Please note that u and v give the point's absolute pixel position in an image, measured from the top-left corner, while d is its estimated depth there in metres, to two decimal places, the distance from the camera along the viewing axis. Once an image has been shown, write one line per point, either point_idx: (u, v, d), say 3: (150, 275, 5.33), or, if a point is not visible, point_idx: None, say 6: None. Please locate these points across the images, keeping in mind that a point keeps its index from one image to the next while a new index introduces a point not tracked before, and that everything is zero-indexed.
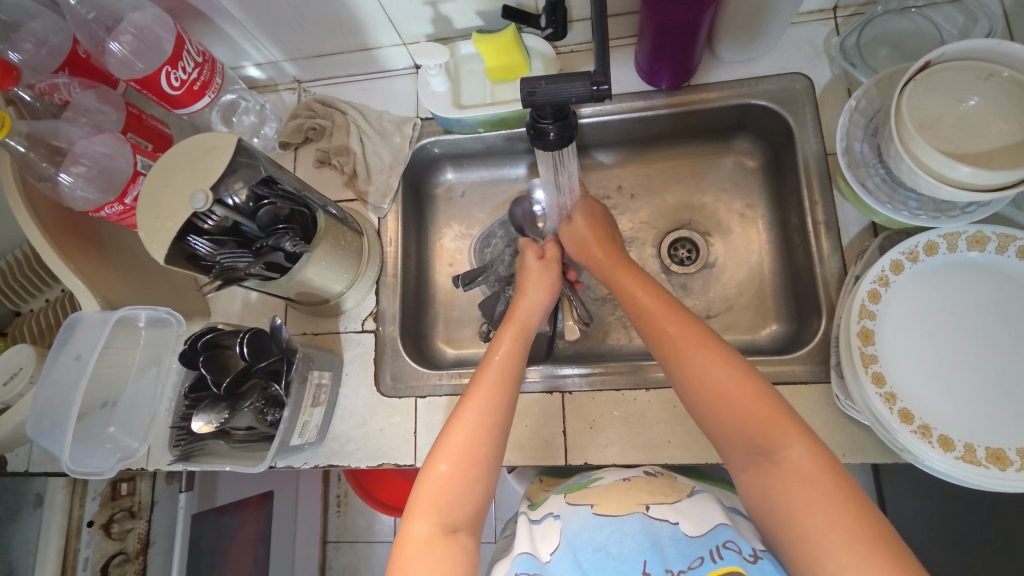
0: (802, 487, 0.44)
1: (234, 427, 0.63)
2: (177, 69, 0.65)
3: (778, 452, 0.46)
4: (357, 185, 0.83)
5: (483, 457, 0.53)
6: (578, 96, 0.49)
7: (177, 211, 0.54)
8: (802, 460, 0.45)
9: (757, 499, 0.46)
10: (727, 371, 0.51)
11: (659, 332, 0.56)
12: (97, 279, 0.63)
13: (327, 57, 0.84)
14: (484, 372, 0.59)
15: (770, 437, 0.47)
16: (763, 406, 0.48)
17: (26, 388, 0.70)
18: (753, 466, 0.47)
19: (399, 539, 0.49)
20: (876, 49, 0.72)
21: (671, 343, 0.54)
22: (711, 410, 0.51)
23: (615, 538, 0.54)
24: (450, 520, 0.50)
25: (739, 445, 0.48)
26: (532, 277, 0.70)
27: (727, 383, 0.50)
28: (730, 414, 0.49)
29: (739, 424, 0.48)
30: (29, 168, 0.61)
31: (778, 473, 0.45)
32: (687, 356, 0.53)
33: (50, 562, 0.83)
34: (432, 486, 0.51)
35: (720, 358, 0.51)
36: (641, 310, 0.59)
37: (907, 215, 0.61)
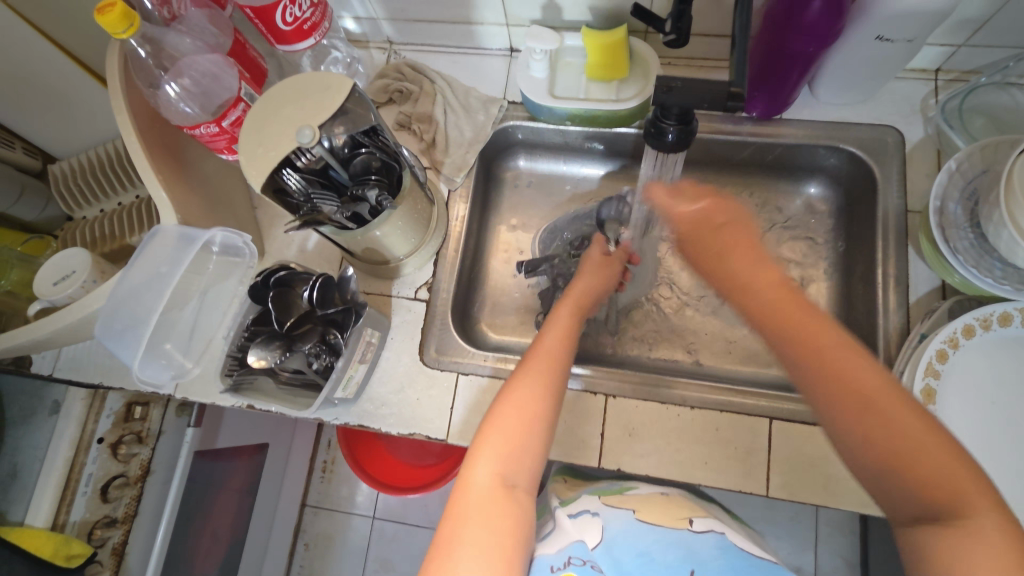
0: (990, 558, 0.38)
1: (282, 368, 0.63)
2: (293, 5, 0.65)
3: (967, 518, 0.39)
4: (434, 154, 0.83)
5: (543, 414, 0.51)
6: (710, 101, 0.50)
7: (281, 142, 0.54)
8: (995, 533, 0.39)
9: (928, 563, 0.40)
10: (907, 415, 0.43)
11: (830, 373, 0.45)
12: (179, 193, 0.63)
13: (427, 24, 0.84)
14: (537, 349, 0.56)
15: (953, 501, 0.40)
16: (947, 466, 0.41)
17: (77, 292, 0.69)
18: (926, 533, 0.41)
19: (461, 484, 0.48)
20: (975, 117, 0.73)
21: (834, 381, 0.45)
22: (881, 463, 0.43)
23: (658, 546, 0.54)
24: (510, 475, 0.49)
25: (910, 501, 0.42)
26: (591, 264, 0.68)
27: (907, 433, 0.42)
28: (907, 472, 0.42)
29: (917, 481, 0.41)
30: (141, 71, 0.62)
31: (961, 541, 0.39)
32: (854, 403, 0.44)
33: (56, 470, 0.82)
34: (498, 435, 0.50)
35: (899, 402, 0.43)
36: (806, 336, 0.46)
37: (990, 281, 0.60)
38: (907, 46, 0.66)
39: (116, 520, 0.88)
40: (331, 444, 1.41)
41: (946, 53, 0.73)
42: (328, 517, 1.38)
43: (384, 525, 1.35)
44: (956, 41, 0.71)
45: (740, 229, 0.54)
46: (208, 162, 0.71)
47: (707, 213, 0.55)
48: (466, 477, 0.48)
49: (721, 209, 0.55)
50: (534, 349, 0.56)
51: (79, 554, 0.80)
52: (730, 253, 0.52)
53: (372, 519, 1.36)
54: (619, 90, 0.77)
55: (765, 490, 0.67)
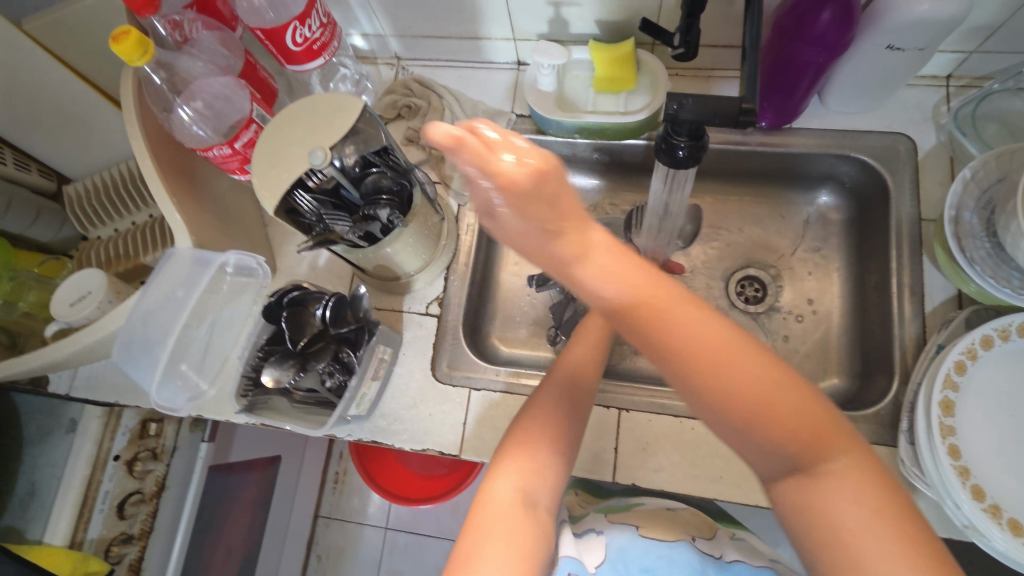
0: (856, 504, 0.39)
1: (296, 388, 0.63)
2: (303, 26, 0.65)
3: (825, 463, 0.40)
4: (443, 169, 0.83)
5: (564, 435, 0.54)
6: (723, 116, 0.49)
7: (294, 164, 0.55)
8: (848, 473, 0.40)
9: (796, 510, 0.41)
10: (762, 371, 0.39)
11: (692, 352, 0.38)
12: (192, 215, 0.63)
13: (435, 40, 0.84)
14: (559, 367, 0.59)
15: (811, 451, 0.40)
16: (807, 415, 0.40)
17: (94, 313, 0.70)
18: (789, 483, 0.41)
19: (480, 501, 0.48)
20: (989, 124, 0.72)
21: (685, 353, 0.38)
22: (749, 432, 0.40)
23: (663, 563, 0.55)
24: (530, 490, 0.49)
25: (771, 456, 0.41)
26: None
27: (765, 390, 0.39)
28: (774, 435, 0.39)
29: (780, 438, 0.40)
30: (156, 97, 0.64)
31: (824, 489, 0.40)
32: (709, 372, 0.38)
33: (73, 489, 0.82)
34: (522, 448, 0.52)
35: (756, 358, 0.39)
36: (661, 313, 0.38)
37: (1008, 291, 0.60)
38: (918, 54, 0.66)
39: (132, 536, 0.88)
40: (342, 455, 1.41)
41: (957, 60, 0.73)
42: (340, 529, 1.38)
43: (396, 536, 1.35)
44: (968, 48, 0.71)
45: (564, 198, 0.40)
46: (219, 182, 0.71)
47: (537, 178, 0.40)
48: (484, 492, 0.49)
49: (540, 180, 0.40)
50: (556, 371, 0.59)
51: (96, 571, 0.79)
52: (561, 226, 0.40)
53: (384, 530, 1.36)
54: (627, 102, 0.77)
55: None
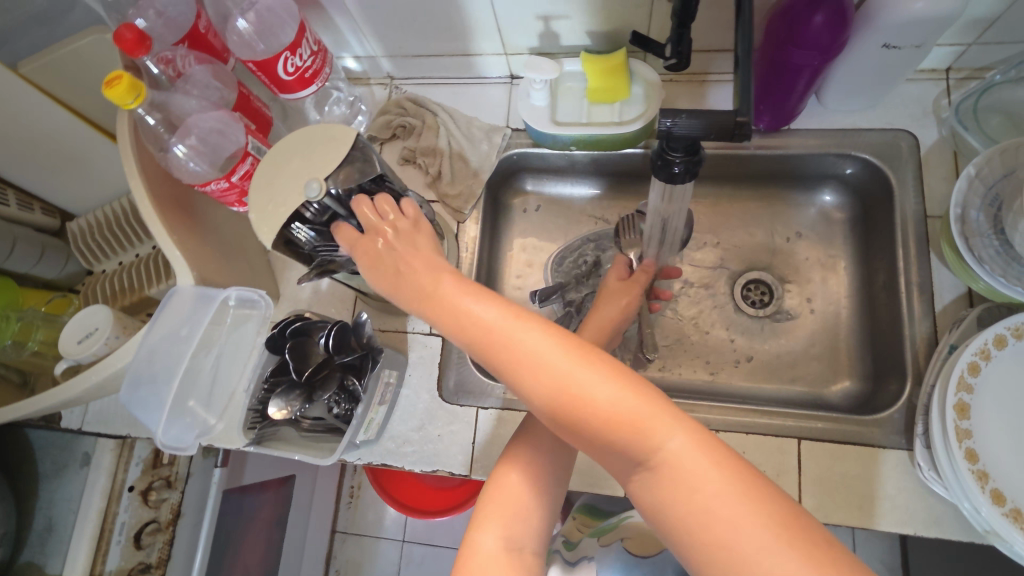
0: (697, 485, 0.36)
1: (304, 415, 0.64)
2: (295, 56, 0.65)
3: (658, 449, 0.38)
4: (440, 187, 0.83)
5: (549, 478, 0.51)
6: (720, 129, 0.49)
7: (289, 198, 0.54)
8: (680, 457, 0.37)
9: (654, 509, 0.38)
10: (579, 365, 0.41)
11: (507, 357, 0.43)
12: (194, 251, 0.63)
13: (426, 58, 0.84)
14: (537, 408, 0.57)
15: (636, 439, 0.38)
16: (632, 402, 0.39)
17: (102, 349, 0.70)
18: (637, 480, 0.39)
19: (465, 549, 0.45)
20: (992, 116, 0.70)
21: (507, 360, 0.43)
22: (575, 429, 0.40)
23: None
24: (516, 540, 0.46)
25: (612, 455, 0.40)
26: (613, 291, 0.69)
27: (584, 383, 0.40)
28: (596, 428, 0.39)
29: (611, 431, 0.39)
30: (151, 137, 0.64)
31: (663, 478, 0.37)
32: (527, 373, 0.42)
33: (90, 522, 0.83)
34: (504, 494, 0.48)
35: (575, 356, 0.41)
36: (477, 326, 0.45)
37: (1020, 289, 0.59)
38: (915, 52, 0.65)
39: (150, 566, 0.89)
40: (356, 471, 1.41)
41: (956, 52, 0.72)
42: (357, 544, 1.38)
43: (413, 549, 1.35)
44: (967, 40, 0.70)
45: (422, 244, 0.54)
46: (217, 214, 0.72)
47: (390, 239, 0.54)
48: (470, 540, 0.46)
49: (397, 236, 0.55)
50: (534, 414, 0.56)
51: None
52: (412, 270, 0.52)
53: (401, 543, 1.36)
54: (621, 111, 0.77)
55: None
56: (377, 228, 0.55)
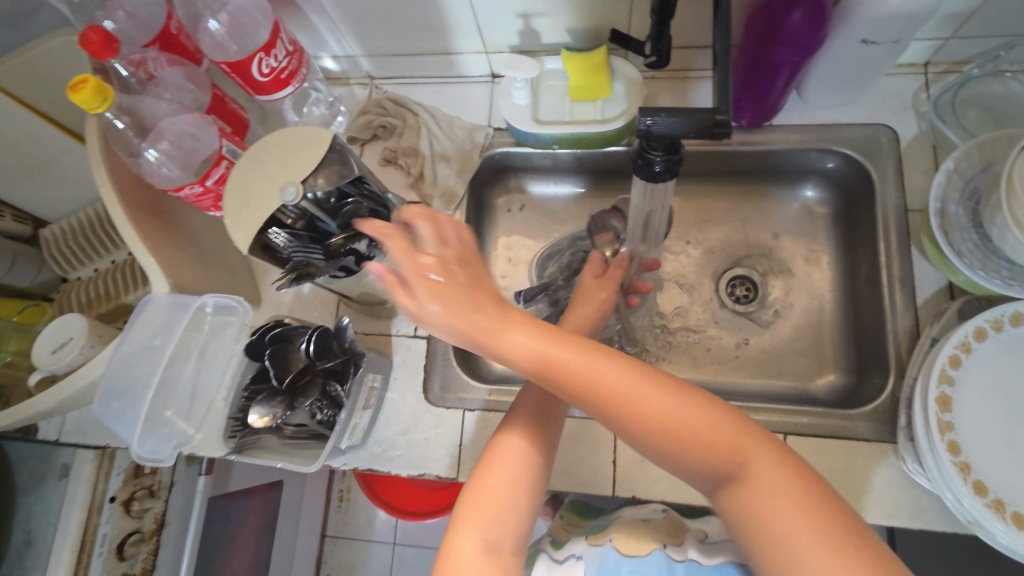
0: (781, 501, 0.41)
1: (286, 423, 0.63)
2: (269, 57, 0.64)
3: (745, 468, 0.43)
4: (423, 188, 0.82)
5: (530, 475, 0.51)
6: (698, 129, 0.49)
7: (265, 202, 0.54)
8: (769, 474, 0.42)
9: (733, 517, 0.43)
10: (666, 395, 0.45)
11: (592, 387, 0.45)
12: (168, 258, 0.62)
13: (405, 57, 0.83)
14: (525, 400, 0.57)
15: (728, 460, 0.43)
16: (719, 428, 0.44)
17: (76, 360, 0.69)
18: (724, 496, 0.44)
19: (444, 553, 0.47)
20: (969, 109, 0.71)
21: (596, 389, 0.45)
22: (668, 451, 0.45)
23: None
24: (495, 540, 0.47)
25: (703, 473, 0.45)
26: (588, 289, 0.69)
27: (671, 412, 0.44)
28: (691, 450, 0.44)
29: (700, 450, 0.44)
30: (121, 142, 0.62)
31: (751, 494, 0.42)
32: (617, 399, 0.45)
33: (70, 535, 0.80)
34: (483, 496, 0.49)
35: (662, 386, 0.45)
36: (550, 359, 0.46)
37: (999, 282, 0.60)
38: (893, 47, 0.65)
39: None
40: (345, 474, 1.40)
41: (934, 46, 0.72)
42: (348, 547, 1.37)
43: (404, 551, 1.34)
44: (944, 35, 0.70)
45: (485, 279, 0.50)
46: (194, 219, 0.70)
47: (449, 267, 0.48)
48: (450, 544, 0.47)
49: (461, 266, 0.49)
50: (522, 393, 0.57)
51: None
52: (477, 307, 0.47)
53: (393, 546, 1.35)
54: (604, 109, 0.76)
55: None
56: (423, 250, 0.49)
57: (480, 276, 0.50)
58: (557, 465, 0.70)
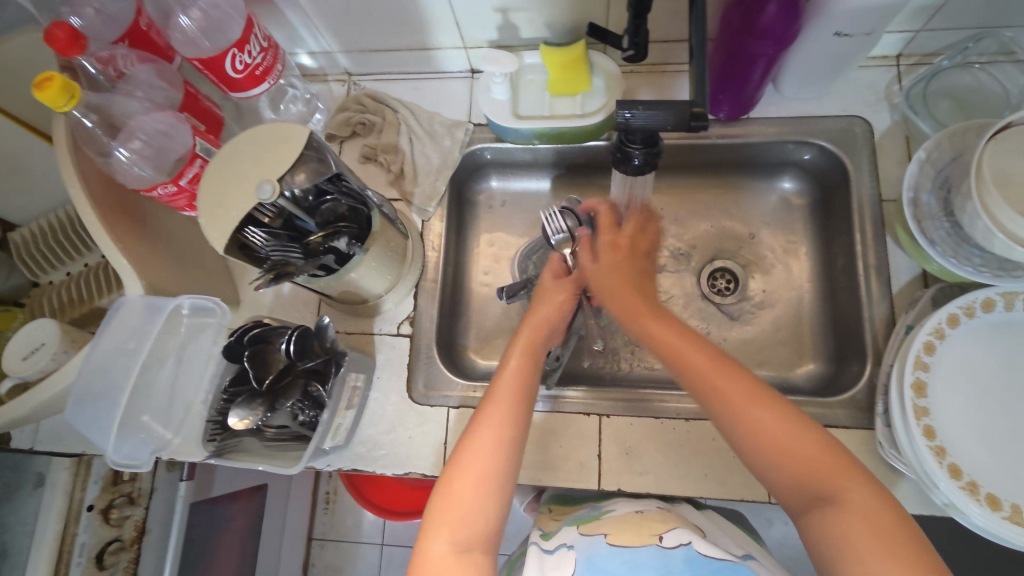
0: (865, 526, 0.44)
1: (267, 425, 0.62)
2: (243, 53, 0.63)
3: (838, 493, 0.47)
4: (403, 185, 0.81)
5: (497, 474, 0.51)
6: (675, 123, 0.49)
7: (240, 200, 0.53)
8: (864, 501, 0.46)
9: (818, 538, 0.46)
10: (781, 420, 0.51)
11: (719, 396, 0.54)
12: (140, 261, 0.61)
13: (383, 53, 0.82)
14: (495, 394, 0.56)
15: (827, 480, 0.48)
16: (822, 453, 0.49)
17: (49, 366, 0.67)
18: (813, 513, 0.47)
19: (419, 555, 0.48)
20: (940, 100, 0.73)
21: (721, 399, 0.53)
22: (769, 464, 0.50)
23: (626, 568, 0.51)
24: (465, 539, 0.48)
25: (798, 491, 0.49)
26: (547, 292, 0.67)
27: (779, 430, 0.51)
28: (792, 466, 0.49)
29: (799, 469, 0.49)
30: (89, 140, 0.60)
31: (839, 512, 0.46)
32: (736, 406, 0.52)
33: (46, 547, 0.79)
34: (450, 501, 0.50)
35: (777, 408, 0.52)
36: (692, 364, 0.56)
37: (970, 270, 0.61)
38: (865, 39, 0.66)
39: None
40: (331, 476, 1.39)
41: (905, 39, 0.73)
42: (336, 549, 1.36)
43: (393, 551, 1.33)
44: (915, 27, 0.71)
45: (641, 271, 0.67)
46: (170, 220, 0.69)
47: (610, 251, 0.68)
48: (423, 547, 0.48)
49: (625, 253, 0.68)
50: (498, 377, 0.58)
51: None
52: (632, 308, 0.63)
53: (380, 546, 1.34)
54: (584, 104, 0.76)
55: (767, 496, 0.66)
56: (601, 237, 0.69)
57: (644, 265, 0.69)
58: (542, 459, 0.70)
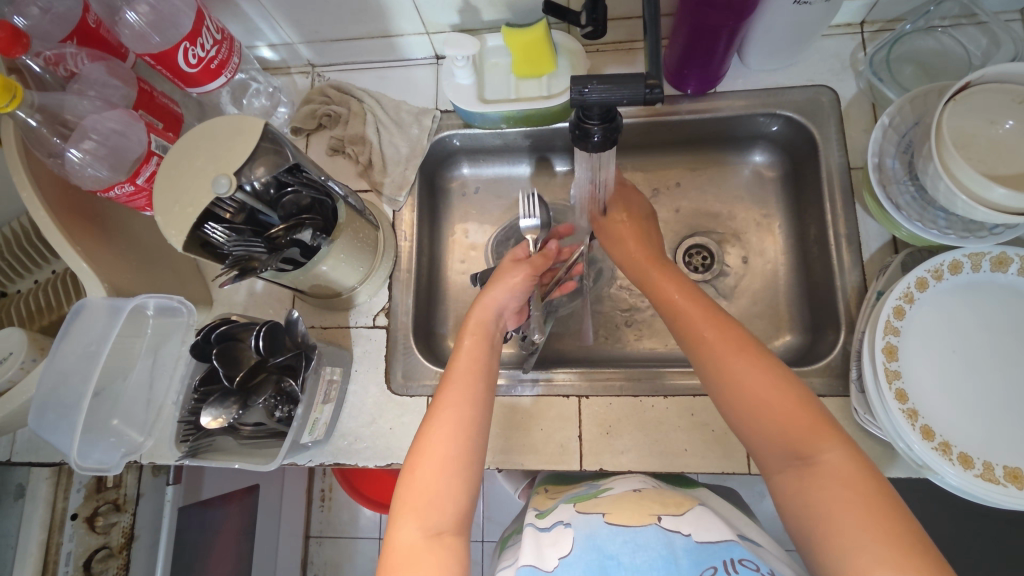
0: (841, 491, 0.44)
1: (243, 422, 0.62)
2: (195, 46, 0.62)
3: (814, 455, 0.47)
4: (372, 175, 0.80)
5: (459, 457, 0.51)
6: (630, 98, 0.48)
7: (197, 196, 0.52)
8: (840, 464, 0.46)
9: (793, 502, 0.47)
10: (765, 377, 0.51)
11: (709, 349, 0.55)
12: (101, 262, 0.60)
13: (344, 42, 0.81)
14: (450, 377, 0.56)
15: (805, 441, 0.48)
16: (800, 412, 0.49)
17: (18, 374, 0.66)
18: (788, 473, 0.48)
19: (389, 542, 0.48)
20: (904, 66, 0.72)
21: (710, 354, 0.55)
22: (749, 421, 0.51)
23: (628, 547, 0.50)
24: (434, 524, 0.48)
25: (775, 451, 0.49)
26: (504, 271, 0.65)
27: (761, 386, 0.51)
28: (769, 423, 0.50)
29: (777, 428, 0.49)
30: (38, 142, 0.59)
31: (815, 474, 0.46)
32: (725, 362, 0.53)
33: (31, 557, 0.78)
34: (415, 488, 0.50)
35: (760, 364, 0.52)
36: (686, 316, 0.58)
37: (935, 233, 0.62)
38: (827, 6, 0.65)
39: None
40: (325, 473, 1.38)
41: (867, 5, 0.73)
42: (333, 545, 1.34)
43: None
44: None
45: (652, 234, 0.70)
46: (134, 220, 0.68)
47: (620, 194, 0.72)
48: (393, 533, 0.48)
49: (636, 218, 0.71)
50: (456, 358, 0.58)
51: None
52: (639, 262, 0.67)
53: (378, 541, 1.32)
54: (550, 85, 0.76)
55: (747, 467, 0.67)
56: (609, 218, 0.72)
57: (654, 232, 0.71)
58: (523, 443, 0.71)
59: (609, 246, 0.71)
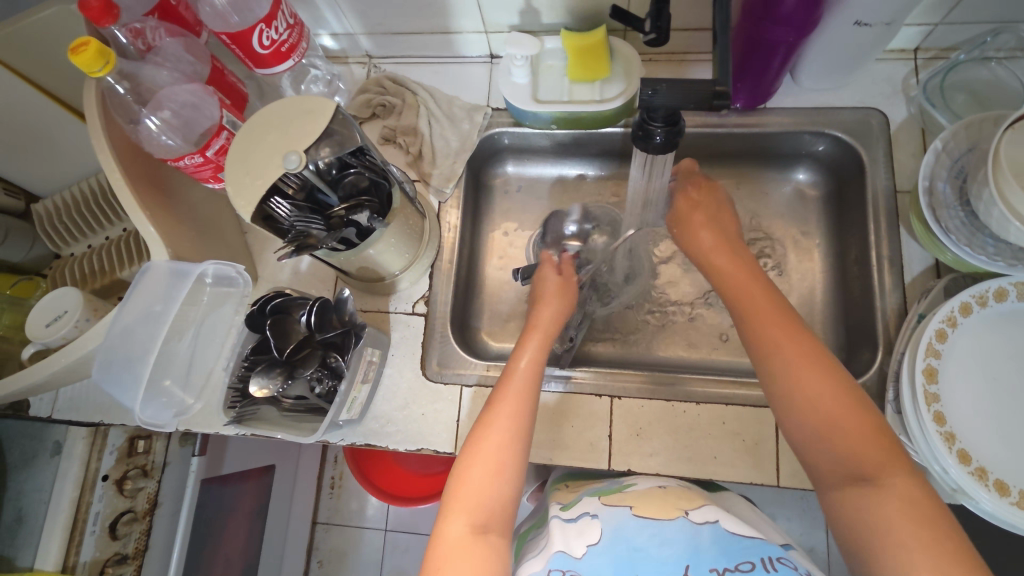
0: (904, 515, 0.43)
1: (285, 395, 0.63)
2: (270, 28, 0.64)
3: (884, 477, 0.46)
4: (422, 166, 0.82)
5: (512, 461, 0.53)
6: (696, 100, 0.51)
7: (267, 169, 0.54)
8: (906, 490, 0.45)
9: (850, 522, 0.46)
10: (838, 394, 0.50)
11: (784, 359, 0.53)
12: (166, 226, 0.62)
13: (404, 36, 0.83)
14: (507, 382, 0.59)
15: (876, 462, 0.47)
16: (870, 435, 0.48)
17: (71, 333, 0.68)
18: (851, 491, 0.47)
19: (435, 539, 0.49)
20: (957, 93, 0.73)
21: (785, 362, 0.53)
22: (817, 437, 0.50)
23: (655, 540, 0.51)
24: (482, 522, 0.50)
25: (842, 469, 0.48)
26: (549, 290, 0.72)
27: (833, 404, 0.50)
28: (841, 442, 0.48)
29: (847, 446, 0.48)
30: (121, 108, 0.62)
31: (881, 494, 0.45)
32: (798, 374, 0.52)
33: (62, 513, 0.80)
34: (467, 487, 0.51)
35: (835, 381, 0.51)
36: (761, 319, 0.57)
37: (982, 258, 0.62)
38: (885, 29, 0.66)
39: (126, 557, 0.86)
40: (337, 461, 1.39)
41: (924, 32, 0.74)
42: (340, 533, 1.35)
43: (396, 537, 1.33)
44: (934, 20, 0.72)
45: (729, 224, 0.71)
46: (193, 191, 0.70)
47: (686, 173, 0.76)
48: (439, 529, 0.49)
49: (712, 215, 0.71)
50: (507, 378, 0.60)
51: None
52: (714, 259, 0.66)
53: (385, 532, 1.33)
54: (602, 90, 0.77)
55: (776, 479, 0.67)
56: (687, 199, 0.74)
57: (727, 224, 0.70)
58: (552, 439, 0.71)
59: (685, 235, 0.72)
